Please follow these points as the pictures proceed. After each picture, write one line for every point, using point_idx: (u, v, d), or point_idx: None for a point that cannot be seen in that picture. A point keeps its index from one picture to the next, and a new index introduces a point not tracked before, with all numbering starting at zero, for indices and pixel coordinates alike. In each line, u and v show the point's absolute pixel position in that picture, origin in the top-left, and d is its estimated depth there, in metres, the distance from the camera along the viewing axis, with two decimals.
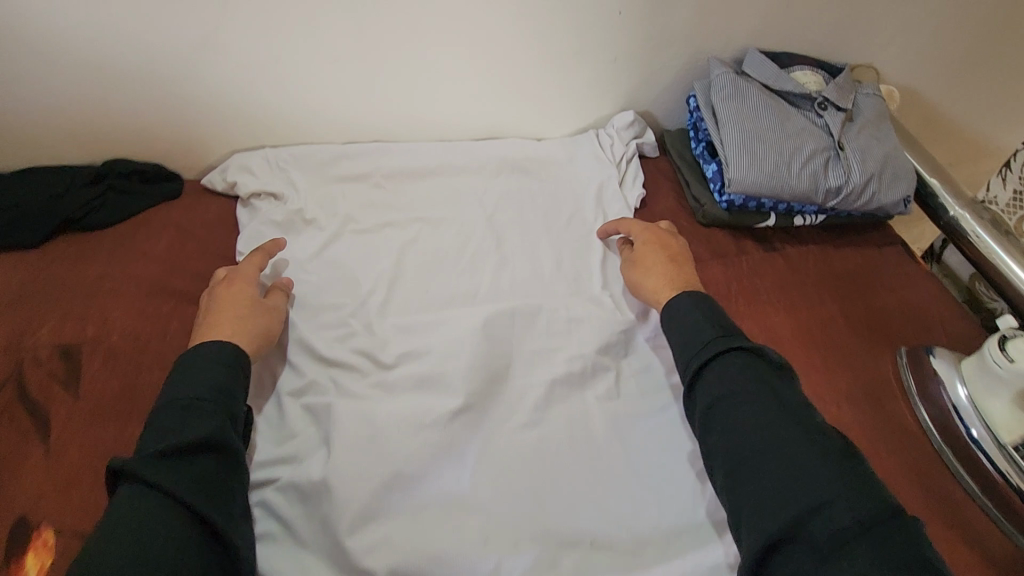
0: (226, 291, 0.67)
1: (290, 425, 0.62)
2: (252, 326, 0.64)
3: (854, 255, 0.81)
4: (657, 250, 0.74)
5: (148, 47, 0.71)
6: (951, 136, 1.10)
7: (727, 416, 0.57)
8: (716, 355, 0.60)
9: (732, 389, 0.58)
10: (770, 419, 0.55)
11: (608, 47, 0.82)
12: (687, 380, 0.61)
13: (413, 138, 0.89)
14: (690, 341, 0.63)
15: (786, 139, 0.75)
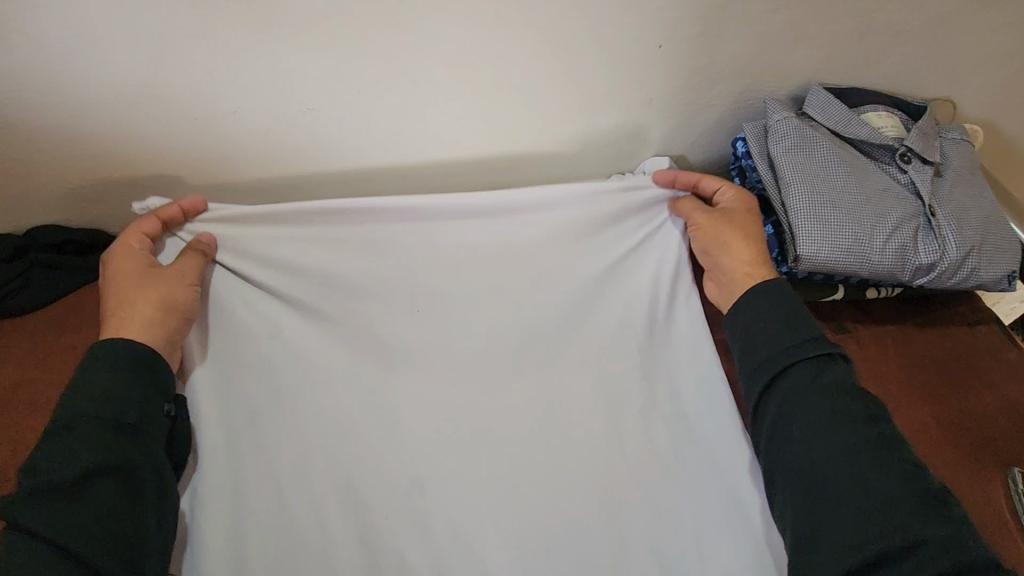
0: (123, 259, 0.58)
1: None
2: (147, 305, 0.56)
3: (941, 337, 0.67)
4: (752, 218, 0.65)
5: (67, 102, 0.56)
6: None
7: (804, 427, 0.52)
8: (800, 361, 0.54)
9: (813, 398, 0.53)
10: (849, 442, 0.50)
11: (641, 87, 0.68)
12: (766, 380, 0.55)
13: (407, 188, 0.75)
14: (758, 343, 0.57)
15: (866, 204, 0.61)
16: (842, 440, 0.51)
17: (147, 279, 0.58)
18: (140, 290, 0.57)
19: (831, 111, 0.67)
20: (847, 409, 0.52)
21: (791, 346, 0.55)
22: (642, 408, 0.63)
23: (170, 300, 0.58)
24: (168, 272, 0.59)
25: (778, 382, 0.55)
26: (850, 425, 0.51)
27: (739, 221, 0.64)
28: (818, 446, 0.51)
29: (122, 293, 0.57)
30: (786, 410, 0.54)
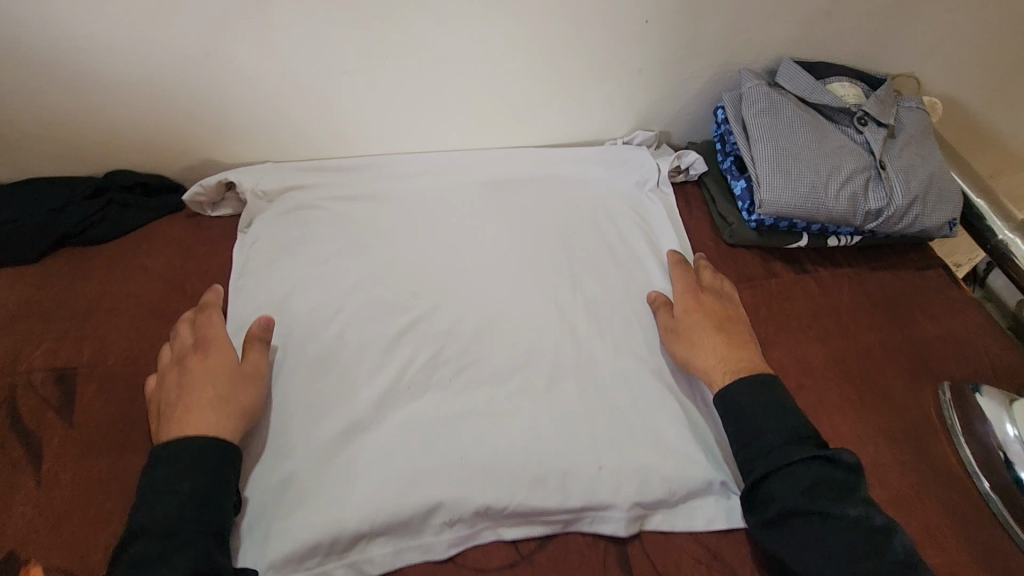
0: (198, 365, 0.58)
1: (290, 438, 0.60)
2: (240, 399, 0.57)
3: (892, 277, 0.76)
4: (704, 318, 0.67)
5: (153, 63, 0.67)
6: (990, 149, 1.05)
7: (797, 534, 0.50)
8: (785, 465, 0.53)
9: (800, 504, 0.51)
10: (846, 548, 0.48)
11: (633, 57, 0.78)
12: (753, 484, 0.54)
13: (428, 149, 0.85)
14: (750, 438, 0.56)
15: (823, 158, 0.70)
16: (837, 537, 0.49)
17: (237, 372, 0.59)
18: (232, 383, 0.58)
19: (798, 81, 0.77)
20: (839, 512, 0.50)
21: (774, 452, 0.54)
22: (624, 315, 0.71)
23: (248, 401, 0.58)
24: (256, 362, 0.61)
25: (764, 486, 0.54)
26: (846, 533, 0.49)
27: (691, 323, 0.66)
28: (815, 552, 0.49)
29: (211, 385, 0.57)
30: (774, 515, 0.52)
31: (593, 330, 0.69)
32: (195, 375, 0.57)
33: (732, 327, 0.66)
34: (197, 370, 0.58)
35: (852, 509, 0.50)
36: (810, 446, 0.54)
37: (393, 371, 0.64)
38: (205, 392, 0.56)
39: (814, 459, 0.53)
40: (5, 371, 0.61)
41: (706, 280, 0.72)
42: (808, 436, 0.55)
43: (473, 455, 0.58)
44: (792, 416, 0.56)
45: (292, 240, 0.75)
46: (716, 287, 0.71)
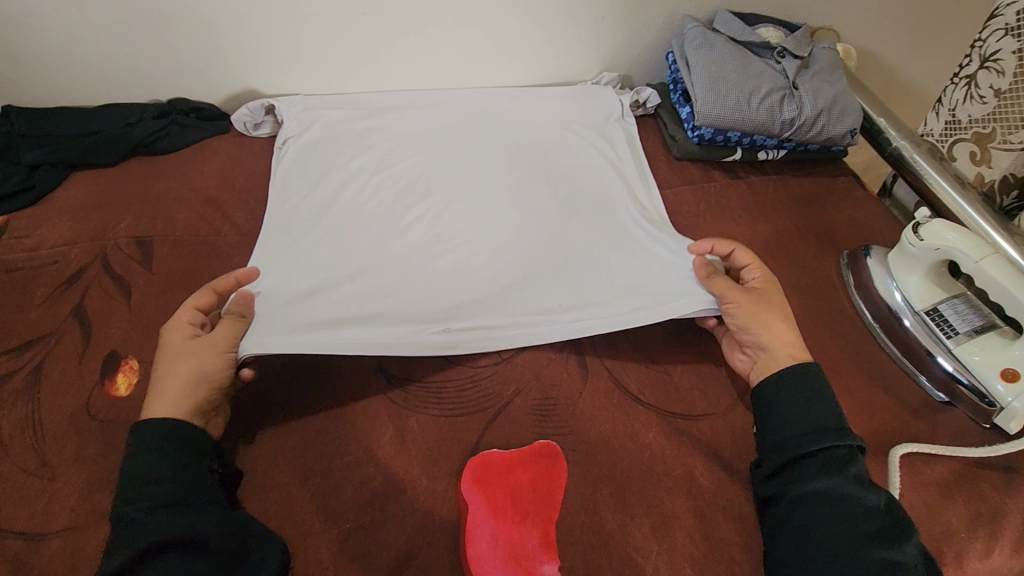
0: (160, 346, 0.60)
1: (318, 278, 0.74)
2: (198, 368, 0.59)
3: (810, 182, 0.93)
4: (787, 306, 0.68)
5: (209, 9, 0.84)
6: (903, 93, 1.23)
7: (822, 512, 0.53)
8: (823, 450, 0.55)
9: (832, 487, 0.53)
10: (857, 530, 0.51)
11: (597, 6, 0.95)
12: (783, 461, 0.57)
13: (426, 86, 1.02)
14: (796, 423, 0.58)
15: (746, 80, 0.87)
16: (852, 519, 0.52)
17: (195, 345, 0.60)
18: (185, 354, 0.59)
19: (731, 26, 0.94)
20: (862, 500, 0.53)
21: (811, 436, 0.56)
22: (588, 206, 0.87)
23: (202, 368, 0.59)
24: (222, 340, 0.61)
25: (797, 467, 0.56)
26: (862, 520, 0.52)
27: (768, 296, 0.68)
28: (827, 532, 0.52)
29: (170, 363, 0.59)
30: (800, 492, 0.55)
31: (563, 215, 0.85)
32: (165, 358, 0.59)
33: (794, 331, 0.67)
34: (167, 353, 0.59)
35: (876, 498, 0.53)
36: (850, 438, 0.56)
37: (398, 241, 0.80)
38: (163, 370, 0.58)
39: (851, 452, 0.55)
40: (96, 238, 0.77)
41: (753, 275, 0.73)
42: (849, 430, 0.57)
43: (463, 298, 0.74)
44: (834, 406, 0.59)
45: (311, 150, 0.90)
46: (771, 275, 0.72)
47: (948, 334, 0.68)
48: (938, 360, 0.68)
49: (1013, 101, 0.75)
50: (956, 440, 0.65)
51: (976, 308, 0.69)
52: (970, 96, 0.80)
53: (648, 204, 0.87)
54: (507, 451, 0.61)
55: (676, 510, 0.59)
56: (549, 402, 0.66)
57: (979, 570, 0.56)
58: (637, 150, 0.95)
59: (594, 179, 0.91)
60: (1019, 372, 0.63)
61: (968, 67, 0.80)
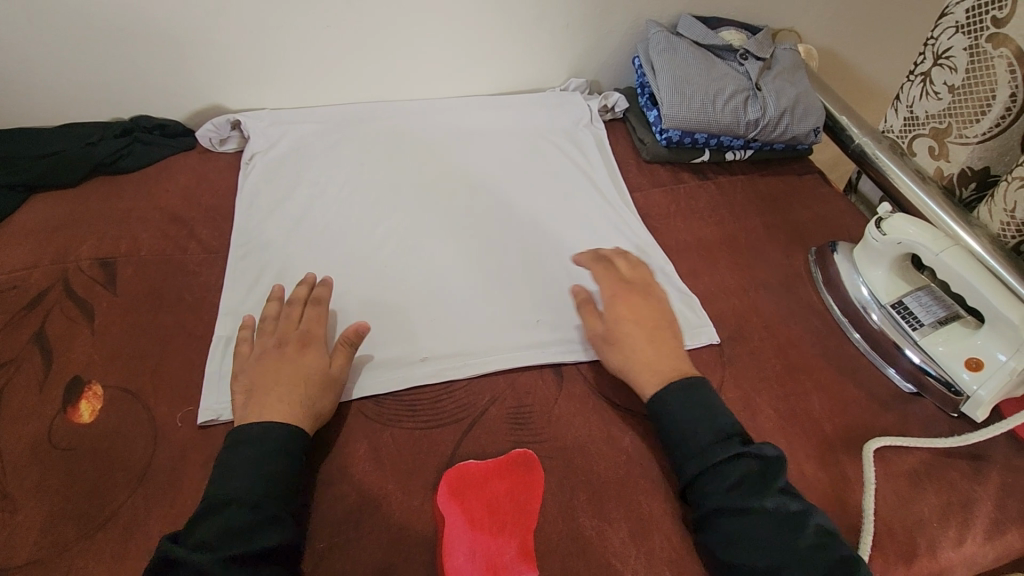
0: (293, 359, 0.62)
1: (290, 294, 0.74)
2: (315, 404, 0.60)
3: (777, 181, 0.95)
4: (636, 327, 0.67)
5: (172, 25, 0.83)
6: (864, 91, 1.26)
7: (728, 527, 0.54)
8: (709, 465, 0.57)
9: (725, 502, 0.55)
10: (766, 534, 0.53)
11: (562, 13, 0.96)
12: (684, 483, 0.58)
13: (396, 97, 1.02)
14: (681, 443, 0.59)
15: (710, 83, 0.89)
16: (755, 528, 0.53)
17: (324, 376, 0.62)
18: (316, 388, 0.61)
19: (694, 30, 0.96)
20: (757, 507, 0.53)
21: (701, 451, 0.58)
22: (559, 212, 0.87)
23: (318, 405, 0.60)
24: (341, 372, 0.63)
25: (695, 486, 0.57)
26: (766, 521, 0.53)
27: (621, 334, 0.66)
28: (745, 546, 0.53)
29: (299, 387, 0.60)
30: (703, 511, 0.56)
31: (534, 222, 0.85)
32: (288, 367, 0.61)
33: (659, 339, 0.66)
34: (290, 364, 0.61)
35: (771, 501, 0.54)
36: (735, 444, 0.57)
37: (368, 254, 0.79)
38: (294, 390, 0.59)
39: (735, 457, 0.56)
40: (56, 260, 0.75)
41: (629, 274, 0.73)
42: (735, 435, 0.58)
43: (436, 309, 0.73)
44: (719, 417, 0.60)
45: (280, 163, 0.90)
46: (641, 282, 0.72)
47: (914, 326, 0.69)
48: (906, 353, 0.69)
49: (966, 97, 0.76)
50: (925, 429, 0.66)
51: (940, 299, 0.71)
52: (927, 93, 0.82)
53: (618, 209, 0.88)
54: (483, 461, 0.61)
55: (654, 512, 0.59)
56: (524, 409, 0.65)
57: (953, 558, 0.57)
58: (606, 156, 0.96)
59: (563, 185, 0.91)
60: (983, 361, 0.64)
61: (924, 65, 0.82)
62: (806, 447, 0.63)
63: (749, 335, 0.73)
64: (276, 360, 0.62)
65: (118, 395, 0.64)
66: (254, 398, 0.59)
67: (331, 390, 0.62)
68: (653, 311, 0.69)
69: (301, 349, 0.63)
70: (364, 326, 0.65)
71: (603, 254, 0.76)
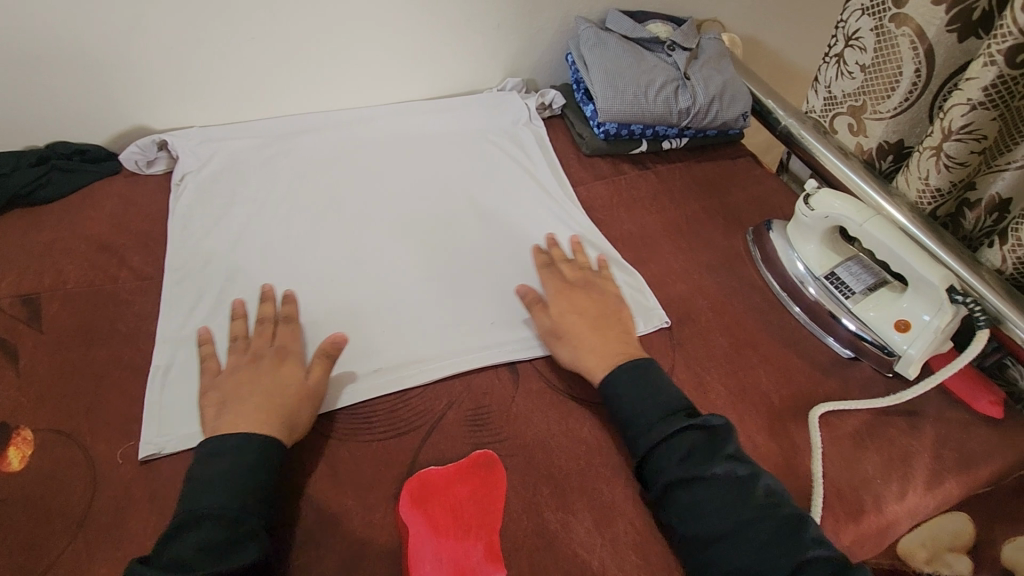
0: (270, 373, 0.62)
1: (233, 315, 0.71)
2: (294, 414, 0.60)
3: (713, 166, 0.98)
4: (579, 319, 0.69)
5: (84, 45, 0.79)
6: (787, 74, 1.31)
7: (686, 500, 0.56)
8: (659, 441, 0.59)
9: (679, 475, 0.57)
10: (722, 500, 0.55)
11: (491, 14, 0.97)
12: (639, 460, 0.59)
13: (331, 106, 1.00)
14: (631, 422, 0.61)
15: (641, 75, 0.91)
16: (710, 498, 0.55)
17: (302, 387, 0.62)
18: (295, 399, 0.60)
19: (622, 24, 0.98)
20: (710, 474, 0.56)
21: (653, 427, 0.60)
22: (504, 211, 0.87)
23: (293, 413, 0.59)
24: (319, 383, 0.63)
25: (648, 464, 0.59)
26: (719, 487, 0.56)
27: (568, 328, 0.68)
28: (705, 513, 0.55)
29: (280, 397, 0.60)
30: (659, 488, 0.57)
31: (480, 223, 0.85)
32: (267, 380, 0.61)
33: (606, 329, 0.69)
34: (263, 375, 0.61)
35: (721, 467, 0.57)
36: (681, 417, 0.60)
37: (312, 268, 0.77)
38: (271, 400, 0.59)
39: (680, 429, 0.59)
40: None
41: (570, 275, 0.75)
42: (679, 410, 0.61)
43: (389, 315, 0.73)
44: (665, 393, 0.62)
45: (213, 182, 0.87)
46: (581, 279, 0.74)
47: (846, 294, 0.73)
48: (842, 321, 0.72)
49: (877, 75, 0.81)
50: (865, 391, 0.69)
51: (869, 267, 0.74)
52: (841, 73, 0.86)
53: (562, 204, 0.89)
54: (444, 467, 0.60)
55: (615, 499, 0.60)
56: (482, 411, 0.65)
57: (897, 511, 0.60)
58: (546, 153, 0.97)
59: (506, 184, 0.91)
60: (911, 322, 0.68)
61: (836, 47, 0.86)
62: (756, 420, 0.65)
63: (696, 317, 0.75)
64: (254, 372, 0.62)
65: (50, 438, 0.60)
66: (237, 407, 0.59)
67: (311, 402, 0.61)
68: (600, 302, 0.71)
69: (281, 362, 0.63)
70: (342, 337, 0.66)
71: (548, 255, 0.77)
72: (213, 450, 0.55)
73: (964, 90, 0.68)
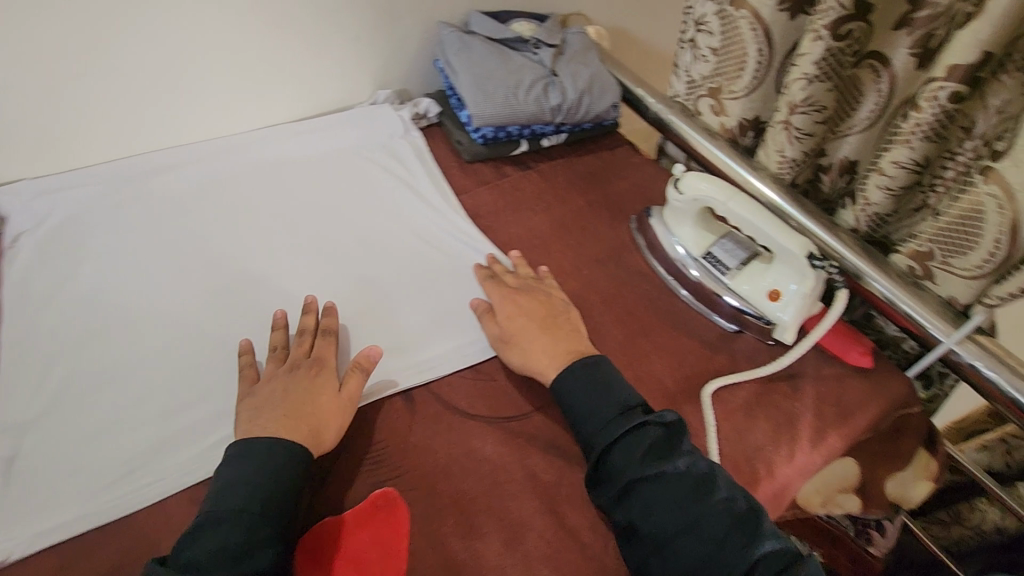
0: (314, 379, 0.62)
1: (88, 386, 0.64)
2: (332, 426, 0.60)
3: (593, 158, 0.99)
4: (527, 321, 0.70)
5: None
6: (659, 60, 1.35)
7: (645, 496, 0.57)
8: (620, 437, 0.59)
9: (638, 471, 0.58)
10: (678, 496, 0.56)
11: (347, 26, 0.93)
12: (598, 459, 0.59)
13: (186, 140, 0.93)
14: (588, 420, 0.62)
15: (508, 76, 0.90)
16: (670, 491, 0.56)
17: (338, 399, 0.62)
18: (336, 405, 0.61)
19: (485, 25, 0.97)
20: (669, 469, 0.57)
21: (609, 426, 0.60)
22: (387, 231, 0.84)
23: (330, 426, 0.59)
24: (354, 394, 0.63)
25: (606, 463, 0.59)
26: (676, 484, 0.57)
27: (517, 332, 0.69)
28: (657, 509, 0.56)
29: (325, 404, 0.60)
30: (620, 486, 0.57)
31: (362, 246, 0.81)
32: (302, 389, 0.61)
33: (555, 326, 0.70)
34: (299, 385, 0.61)
35: (681, 460, 0.58)
36: (638, 414, 0.61)
37: (182, 318, 0.71)
38: (315, 407, 0.60)
39: (642, 424, 0.60)
40: None
41: (512, 282, 0.76)
42: (637, 406, 0.62)
43: (346, 329, 0.71)
44: (619, 391, 0.63)
45: (54, 238, 0.77)
46: (525, 283, 0.75)
47: (723, 271, 0.75)
48: (723, 298, 0.75)
49: (727, 56, 0.84)
50: (751, 362, 0.72)
51: (741, 242, 0.77)
52: (696, 57, 0.89)
53: (445, 215, 0.86)
54: (340, 516, 0.56)
55: (524, 513, 0.58)
56: (378, 447, 0.62)
57: (788, 472, 0.63)
58: (426, 164, 0.94)
59: (387, 202, 0.88)
60: (782, 291, 0.71)
61: (689, 32, 0.89)
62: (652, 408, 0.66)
63: (588, 313, 0.76)
64: (291, 379, 0.62)
65: None
66: (271, 413, 0.59)
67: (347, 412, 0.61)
68: (553, 303, 0.73)
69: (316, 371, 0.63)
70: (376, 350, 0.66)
71: (489, 269, 0.77)
72: (246, 449, 0.56)
73: (799, 64, 0.72)
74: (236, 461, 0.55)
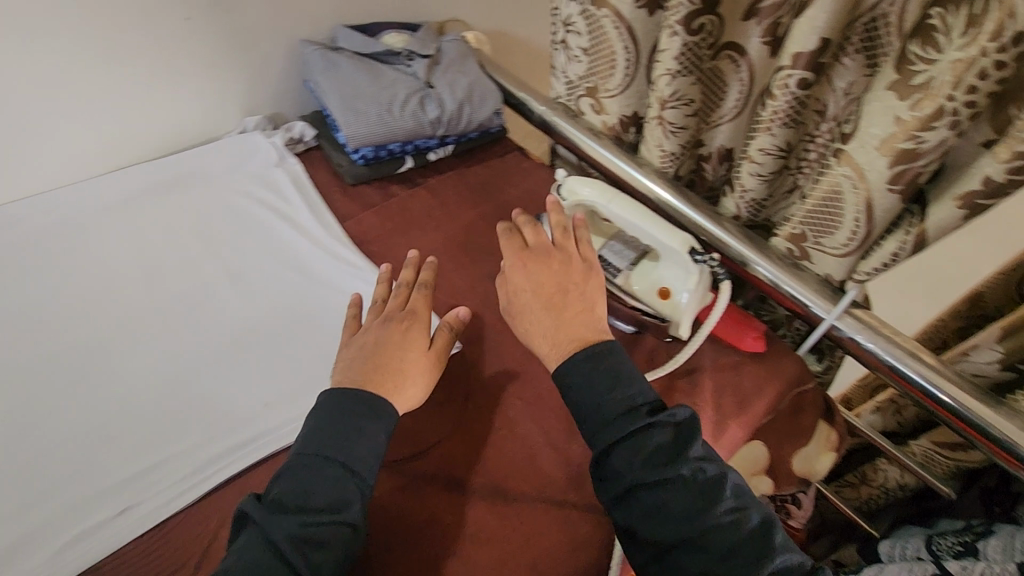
0: (403, 332, 0.62)
1: None
2: (417, 390, 0.60)
3: (483, 168, 0.97)
4: (532, 298, 0.63)
5: None
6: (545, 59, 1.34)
7: (646, 504, 0.52)
8: (624, 439, 0.54)
9: (641, 477, 0.52)
10: (685, 506, 0.51)
11: (197, 53, 0.85)
12: (603, 459, 0.54)
13: (23, 194, 0.83)
14: (589, 417, 0.56)
15: (381, 92, 0.86)
16: (675, 503, 0.51)
17: (428, 357, 0.62)
18: (425, 363, 0.62)
19: (353, 39, 0.92)
20: (673, 476, 0.51)
21: (612, 426, 0.55)
22: (264, 271, 0.77)
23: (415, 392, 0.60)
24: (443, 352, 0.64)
25: (609, 465, 0.54)
26: (684, 497, 0.51)
27: (522, 306, 0.64)
28: (658, 520, 0.51)
29: (416, 358, 0.61)
30: (619, 491, 0.53)
31: (235, 292, 0.75)
32: (388, 349, 0.60)
33: (565, 301, 0.63)
34: (391, 338, 0.61)
35: (687, 467, 0.52)
36: (644, 414, 0.55)
37: (25, 402, 0.63)
38: (408, 367, 0.60)
39: (649, 426, 0.53)
40: None
41: (531, 239, 0.68)
42: (641, 405, 0.55)
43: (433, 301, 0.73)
44: (631, 386, 0.57)
45: None
46: (544, 245, 0.67)
47: (615, 274, 0.74)
48: (618, 301, 0.74)
49: (597, 56, 0.83)
50: (650, 363, 0.71)
51: (630, 242, 0.76)
52: (570, 57, 0.87)
53: (328, 247, 0.81)
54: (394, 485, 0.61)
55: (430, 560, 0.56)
56: None
57: None
58: (305, 192, 0.88)
59: (263, 238, 0.82)
60: (671, 289, 0.71)
61: (559, 34, 0.87)
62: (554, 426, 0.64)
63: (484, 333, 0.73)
64: (384, 330, 0.62)
65: None
66: (385, 361, 0.60)
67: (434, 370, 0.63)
68: (571, 269, 0.65)
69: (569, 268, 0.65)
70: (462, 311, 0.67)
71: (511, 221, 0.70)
72: (340, 396, 0.56)
73: (662, 61, 0.72)
74: (332, 402, 0.55)
